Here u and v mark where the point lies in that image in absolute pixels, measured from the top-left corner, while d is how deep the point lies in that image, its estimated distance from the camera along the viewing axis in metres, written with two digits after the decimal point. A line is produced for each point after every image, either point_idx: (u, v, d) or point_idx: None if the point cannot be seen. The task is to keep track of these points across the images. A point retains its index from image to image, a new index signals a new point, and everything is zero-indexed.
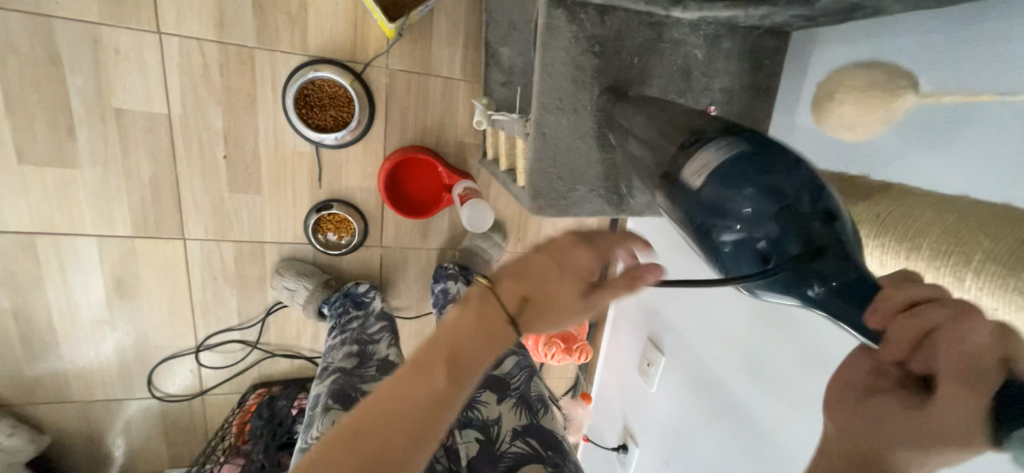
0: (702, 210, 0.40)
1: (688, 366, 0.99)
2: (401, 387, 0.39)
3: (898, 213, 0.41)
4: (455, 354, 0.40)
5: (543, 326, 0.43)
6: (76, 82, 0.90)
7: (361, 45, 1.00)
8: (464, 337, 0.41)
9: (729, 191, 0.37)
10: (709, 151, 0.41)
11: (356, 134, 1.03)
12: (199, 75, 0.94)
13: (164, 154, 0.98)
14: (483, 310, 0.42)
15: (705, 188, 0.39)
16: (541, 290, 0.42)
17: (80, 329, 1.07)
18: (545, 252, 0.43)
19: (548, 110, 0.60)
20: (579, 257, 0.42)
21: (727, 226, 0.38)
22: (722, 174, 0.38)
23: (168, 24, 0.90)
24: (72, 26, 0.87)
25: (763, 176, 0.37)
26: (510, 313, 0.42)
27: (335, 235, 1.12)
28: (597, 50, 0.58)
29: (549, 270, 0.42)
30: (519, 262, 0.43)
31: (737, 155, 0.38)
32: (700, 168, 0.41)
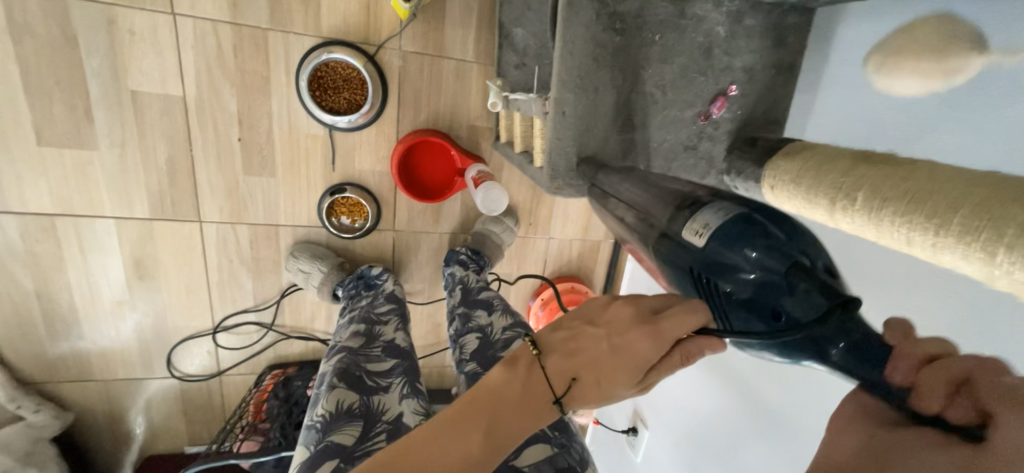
0: (706, 268, 0.44)
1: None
2: (440, 439, 0.39)
3: (923, 190, 0.41)
4: (498, 419, 0.40)
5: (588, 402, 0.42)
6: (92, 63, 0.90)
7: (374, 27, 0.99)
8: (509, 402, 0.41)
9: (732, 252, 0.41)
10: (708, 215, 0.45)
11: (369, 117, 1.03)
12: (213, 56, 0.94)
13: (180, 136, 0.99)
14: (530, 377, 0.42)
15: (711, 247, 0.43)
16: (589, 368, 0.41)
17: (101, 310, 1.10)
18: (603, 327, 0.44)
19: (568, 88, 0.59)
20: (633, 342, 0.41)
21: (735, 279, 0.41)
22: (727, 238, 0.42)
23: (182, 4, 0.90)
24: (87, 6, 0.87)
25: (767, 241, 0.40)
26: (558, 390, 0.41)
27: (348, 219, 1.13)
28: (618, 27, 0.58)
29: (600, 342, 0.42)
30: (571, 336, 0.44)
31: (735, 218, 0.42)
32: (697, 233, 0.45)
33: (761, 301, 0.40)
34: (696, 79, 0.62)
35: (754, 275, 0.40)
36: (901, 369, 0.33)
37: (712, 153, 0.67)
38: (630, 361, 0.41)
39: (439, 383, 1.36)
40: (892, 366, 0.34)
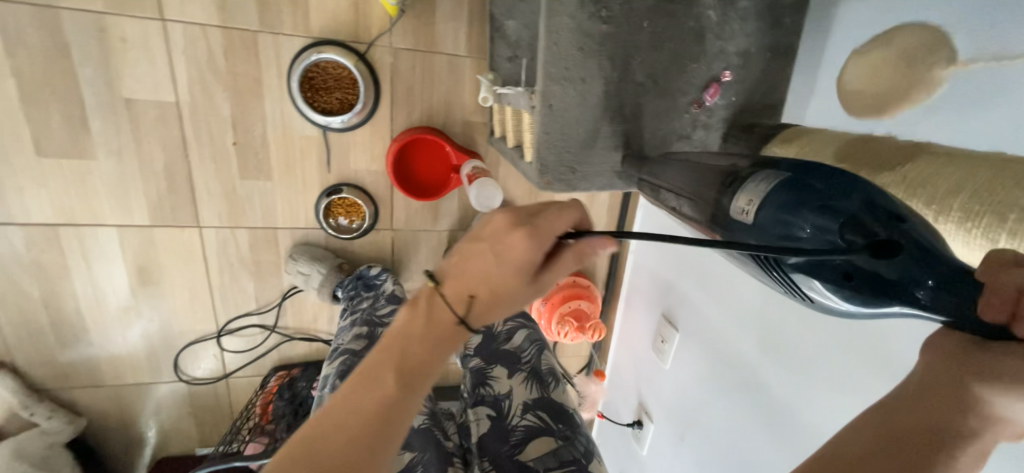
0: (760, 235, 0.40)
1: (704, 342, 0.98)
2: (360, 388, 0.43)
3: (921, 174, 0.39)
4: (408, 354, 0.45)
5: (494, 317, 0.46)
6: (86, 73, 0.91)
7: (364, 25, 0.98)
8: (415, 338, 0.45)
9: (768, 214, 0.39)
10: (751, 187, 0.42)
11: (362, 116, 1.02)
12: (204, 61, 0.94)
13: (176, 142, 0.99)
14: (431, 310, 0.46)
15: (761, 215, 0.40)
16: (481, 284, 0.45)
17: (107, 317, 1.11)
18: (486, 240, 0.46)
19: (554, 80, 0.58)
20: (513, 243, 0.44)
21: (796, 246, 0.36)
22: (778, 202, 0.38)
23: (172, 10, 0.90)
24: (77, 15, 0.87)
25: (814, 196, 0.37)
26: (458, 311, 0.45)
27: (346, 219, 1.12)
28: (604, 15, 0.56)
29: (488, 259, 0.45)
30: (461, 260, 0.47)
31: (780, 184, 0.39)
32: (749, 199, 0.41)
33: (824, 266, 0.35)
34: (688, 65, 0.61)
35: (817, 236, 0.35)
36: (991, 304, 0.27)
37: (708, 142, 0.65)
38: (519, 265, 0.44)
39: (444, 380, 1.36)
40: (986, 303, 0.27)
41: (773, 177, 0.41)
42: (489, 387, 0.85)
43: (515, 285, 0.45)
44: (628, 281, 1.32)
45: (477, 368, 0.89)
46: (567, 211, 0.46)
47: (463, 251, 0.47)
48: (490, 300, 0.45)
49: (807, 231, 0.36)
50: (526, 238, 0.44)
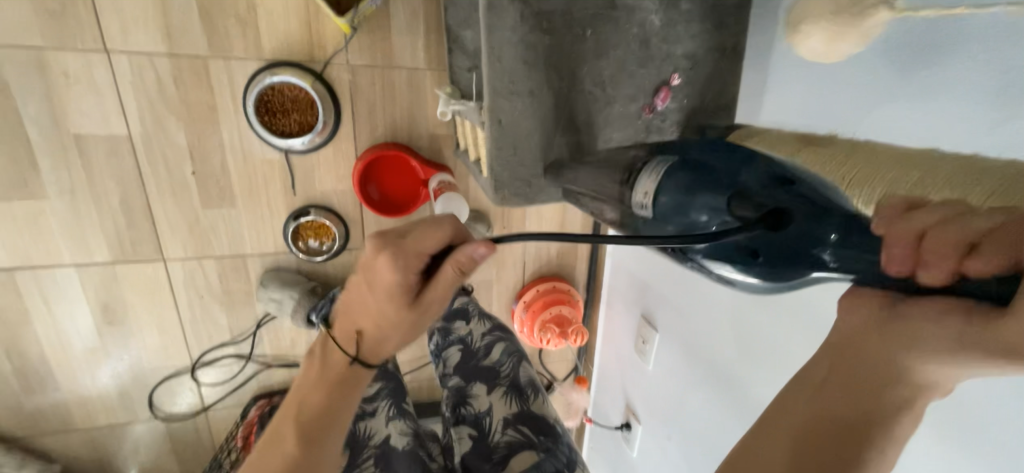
0: (669, 221, 0.43)
1: (682, 342, 0.98)
2: (269, 447, 0.50)
3: (859, 176, 0.39)
4: (307, 405, 0.51)
5: (381, 350, 0.51)
6: (30, 110, 0.88)
7: (318, 44, 0.96)
8: (312, 389, 0.52)
9: (665, 196, 0.43)
10: (647, 172, 0.45)
11: (324, 136, 1.00)
12: (154, 91, 0.91)
13: (132, 176, 0.96)
14: (326, 360, 0.53)
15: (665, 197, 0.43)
16: (364, 321, 0.50)
17: (74, 359, 1.08)
18: (362, 274, 0.49)
19: (500, 95, 0.57)
20: (379, 271, 0.46)
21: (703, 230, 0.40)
22: (679, 185, 0.43)
23: (115, 41, 0.87)
24: (15, 52, 0.84)
25: (710, 182, 0.41)
26: (348, 352, 0.52)
27: (316, 241, 1.10)
28: (546, 27, 0.55)
29: (363, 293, 0.49)
30: (346, 307, 0.53)
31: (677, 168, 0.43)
32: (651, 181, 0.44)
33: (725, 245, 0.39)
34: (635, 71, 0.60)
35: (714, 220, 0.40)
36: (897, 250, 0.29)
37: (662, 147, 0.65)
38: (388, 293, 0.46)
39: (430, 395, 1.34)
40: (891, 256, 0.29)
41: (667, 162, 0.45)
42: (470, 406, 0.83)
43: (391, 314, 0.47)
44: (608, 282, 1.31)
45: (458, 388, 0.87)
46: (434, 228, 0.46)
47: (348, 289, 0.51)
48: (373, 336, 0.50)
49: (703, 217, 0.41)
50: (387, 264, 0.45)
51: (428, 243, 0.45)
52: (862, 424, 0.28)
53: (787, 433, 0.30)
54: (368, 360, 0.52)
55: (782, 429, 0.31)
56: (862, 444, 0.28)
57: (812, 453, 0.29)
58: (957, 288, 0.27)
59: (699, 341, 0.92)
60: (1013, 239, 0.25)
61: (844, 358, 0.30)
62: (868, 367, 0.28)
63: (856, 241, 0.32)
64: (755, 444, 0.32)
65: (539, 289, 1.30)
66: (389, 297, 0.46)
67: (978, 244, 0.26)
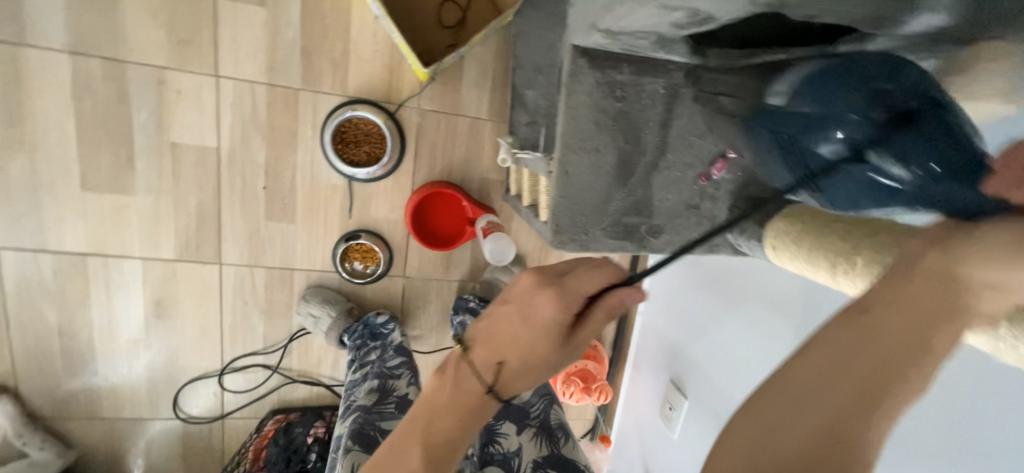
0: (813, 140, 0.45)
1: (710, 410, 0.96)
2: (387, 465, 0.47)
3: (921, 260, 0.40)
4: (430, 431, 0.47)
5: (518, 387, 0.46)
6: (141, 117, 0.99)
7: (396, 88, 1.07)
8: (441, 416, 0.47)
9: (804, 108, 0.46)
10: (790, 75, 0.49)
11: (387, 169, 1.08)
12: (249, 112, 1.02)
13: (211, 184, 1.05)
14: (456, 383, 0.47)
15: (806, 109, 0.46)
16: (511, 351, 0.46)
17: (118, 347, 1.12)
18: (513, 301, 0.47)
19: (571, 149, 0.62)
20: (541, 303, 0.45)
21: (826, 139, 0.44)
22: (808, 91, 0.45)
23: (226, 68, 0.99)
24: (142, 68, 0.96)
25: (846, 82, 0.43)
26: (487, 382, 0.46)
27: (360, 264, 1.15)
28: (618, 95, 0.61)
29: (516, 319, 0.46)
30: (490, 323, 0.48)
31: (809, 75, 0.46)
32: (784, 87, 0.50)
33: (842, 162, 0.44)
34: (696, 141, 0.65)
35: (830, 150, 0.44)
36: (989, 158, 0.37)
37: (716, 211, 0.68)
38: (546, 328, 0.45)
39: None
40: (991, 179, 0.35)
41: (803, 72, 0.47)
42: (498, 445, 0.81)
43: (545, 348, 0.45)
44: (637, 342, 1.30)
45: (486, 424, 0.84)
46: (595, 271, 0.47)
47: (492, 316, 0.49)
48: (518, 369, 0.46)
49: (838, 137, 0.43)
50: (553, 298, 0.45)
51: (590, 284, 0.46)
52: (904, 362, 0.28)
53: (819, 365, 0.29)
54: (502, 394, 0.47)
55: (813, 361, 0.29)
56: (895, 384, 0.28)
57: (851, 387, 0.28)
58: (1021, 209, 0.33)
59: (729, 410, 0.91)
60: None
61: (886, 302, 0.30)
62: (918, 308, 0.29)
63: (945, 176, 0.37)
64: (782, 368, 0.31)
65: None
66: (545, 330, 0.45)
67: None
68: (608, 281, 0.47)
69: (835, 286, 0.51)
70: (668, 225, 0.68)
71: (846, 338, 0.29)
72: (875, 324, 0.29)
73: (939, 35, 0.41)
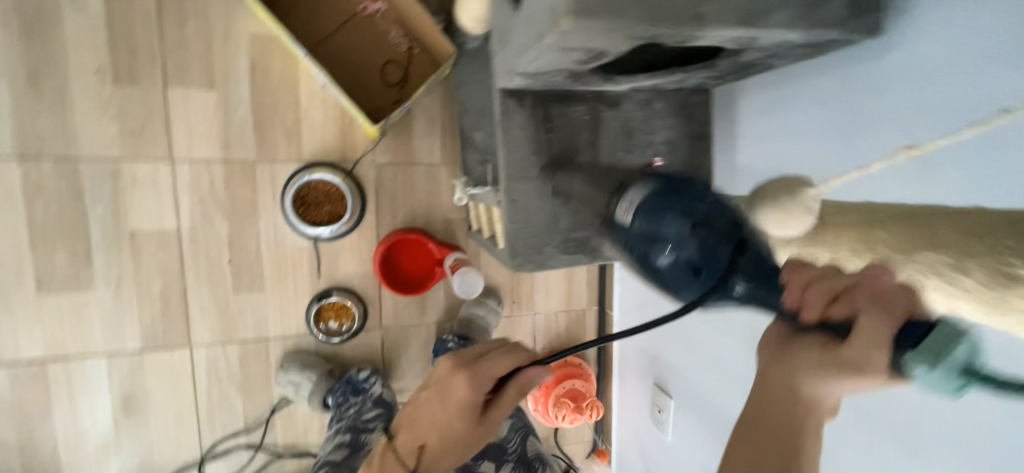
0: (657, 247, 0.52)
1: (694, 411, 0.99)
2: None
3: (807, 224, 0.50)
4: None
5: (440, 470, 0.50)
6: (96, 211, 0.99)
7: (350, 148, 1.11)
8: None
9: (640, 224, 0.55)
10: (629, 194, 0.58)
11: (350, 225, 1.11)
12: (206, 190, 1.04)
13: (174, 266, 1.05)
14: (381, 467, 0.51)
15: (639, 222, 0.55)
16: (430, 434, 0.50)
17: (87, 454, 1.06)
18: (433, 386, 0.52)
19: (514, 179, 0.69)
20: (455, 385, 0.50)
21: (662, 252, 0.52)
22: (647, 207, 0.55)
23: (180, 151, 1.02)
24: (95, 164, 0.98)
25: (672, 208, 0.53)
26: (408, 464, 0.50)
27: (336, 323, 1.15)
28: (548, 125, 0.68)
29: (434, 403, 0.51)
30: (414, 408, 0.53)
31: (650, 194, 0.56)
32: (628, 208, 0.57)
33: (694, 263, 0.48)
34: (623, 156, 0.73)
35: (675, 261, 0.50)
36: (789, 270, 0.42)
37: None
38: (461, 408, 0.50)
39: None
40: (789, 284, 0.41)
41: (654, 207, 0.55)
42: None
43: (460, 427, 0.50)
44: (619, 353, 1.33)
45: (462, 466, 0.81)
46: (508, 353, 0.52)
47: (416, 402, 0.54)
48: (437, 452, 0.50)
49: (665, 259, 0.51)
50: (465, 380, 0.50)
51: (501, 367, 0.50)
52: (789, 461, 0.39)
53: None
54: None
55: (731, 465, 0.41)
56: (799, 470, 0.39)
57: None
58: (827, 324, 0.39)
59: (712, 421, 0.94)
60: (863, 299, 0.37)
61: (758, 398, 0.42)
62: (783, 421, 0.40)
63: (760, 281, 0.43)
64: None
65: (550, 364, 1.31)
66: (459, 411, 0.50)
67: (839, 296, 0.38)
68: (519, 360, 0.52)
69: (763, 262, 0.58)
70: None
71: (745, 446, 0.41)
72: (757, 434, 0.41)
73: (789, 43, 0.50)
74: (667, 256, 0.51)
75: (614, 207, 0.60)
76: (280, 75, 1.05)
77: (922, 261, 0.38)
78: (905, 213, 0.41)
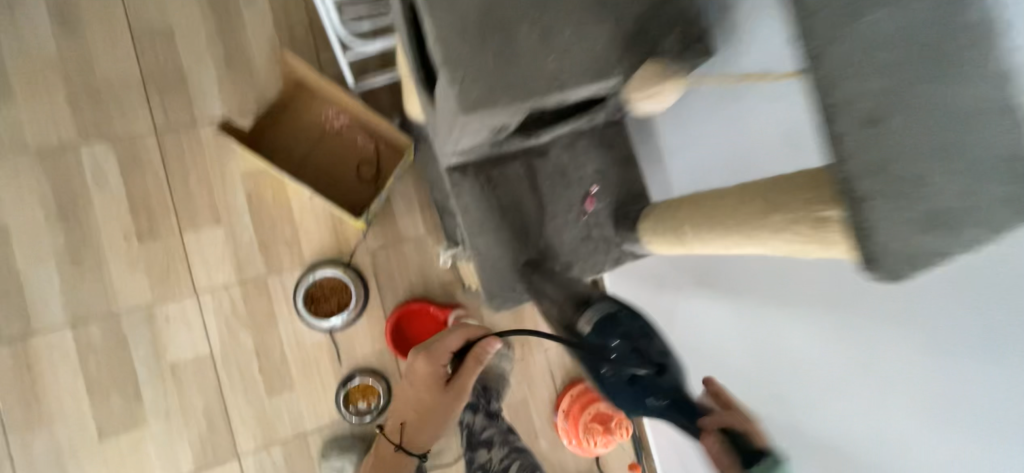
0: (599, 359, 0.67)
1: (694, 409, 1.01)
2: None
3: (704, 212, 0.61)
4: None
5: (421, 424, 0.74)
6: (140, 353, 1.13)
7: (344, 242, 1.25)
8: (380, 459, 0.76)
9: (596, 339, 0.69)
10: (590, 312, 0.73)
11: (357, 310, 1.22)
12: (229, 312, 1.18)
13: (213, 386, 1.16)
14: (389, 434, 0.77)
15: (596, 339, 0.69)
16: (410, 403, 0.75)
17: None
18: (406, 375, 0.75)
19: (476, 236, 0.81)
20: (419, 368, 0.72)
21: (606, 358, 0.66)
22: (603, 329, 0.69)
23: (202, 284, 1.16)
24: (133, 312, 1.13)
25: (624, 334, 0.69)
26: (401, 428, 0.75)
27: (363, 402, 1.22)
28: (492, 185, 0.81)
29: (409, 385, 0.74)
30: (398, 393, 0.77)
31: (605, 316, 0.71)
32: (587, 324, 0.71)
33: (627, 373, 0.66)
34: (563, 193, 0.85)
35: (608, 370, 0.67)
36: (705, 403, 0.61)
37: (604, 233, 0.87)
38: (425, 382, 0.72)
39: None
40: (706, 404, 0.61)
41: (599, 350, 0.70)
42: None
43: (428, 394, 0.72)
44: None
45: None
46: (454, 334, 0.73)
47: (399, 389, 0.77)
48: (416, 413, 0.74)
49: (605, 369, 0.66)
50: (423, 358, 0.72)
51: (451, 345, 0.72)
52: None
53: None
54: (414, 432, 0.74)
55: None
56: None
57: None
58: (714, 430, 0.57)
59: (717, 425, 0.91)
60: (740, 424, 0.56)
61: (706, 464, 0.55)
62: None
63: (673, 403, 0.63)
64: None
65: (572, 394, 1.34)
66: (426, 380, 0.73)
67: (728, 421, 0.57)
68: (464, 338, 0.73)
69: (691, 251, 0.68)
70: (575, 258, 0.86)
71: None
72: None
73: (648, 79, 0.62)
74: (605, 368, 0.67)
75: (577, 319, 0.74)
76: (272, 197, 1.21)
77: (780, 221, 0.48)
78: (765, 185, 0.51)
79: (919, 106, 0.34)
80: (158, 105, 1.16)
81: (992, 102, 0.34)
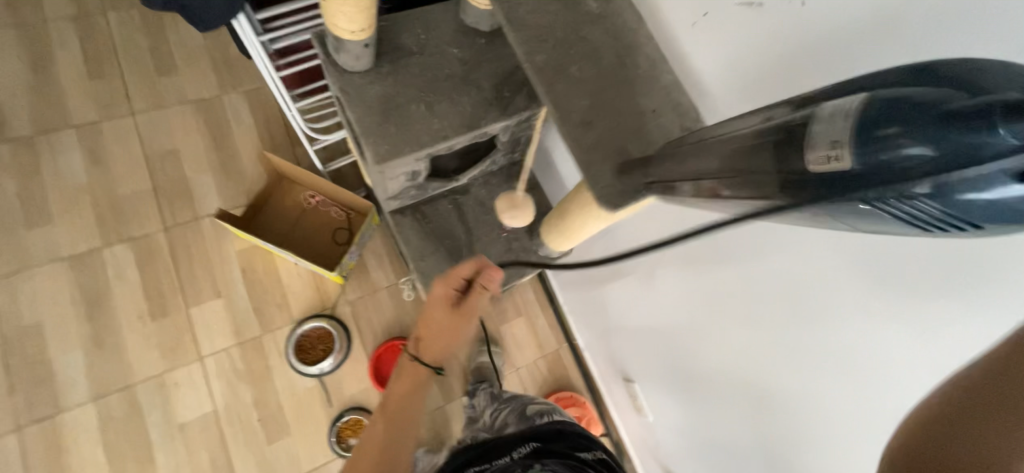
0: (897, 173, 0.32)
1: (657, 379, 1.18)
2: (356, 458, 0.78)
3: (571, 202, 0.86)
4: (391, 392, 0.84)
5: (432, 348, 0.84)
6: (153, 419, 1.28)
7: (326, 297, 1.46)
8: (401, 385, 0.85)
9: (902, 152, 0.31)
10: (823, 134, 0.35)
11: (342, 354, 1.40)
12: (230, 370, 1.35)
13: (217, 440, 1.30)
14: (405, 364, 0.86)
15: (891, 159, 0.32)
16: (421, 330, 0.85)
17: None
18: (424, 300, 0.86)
19: (418, 259, 1.04)
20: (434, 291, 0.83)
21: (899, 160, 0.31)
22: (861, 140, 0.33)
23: (206, 349, 1.35)
24: (148, 382, 1.30)
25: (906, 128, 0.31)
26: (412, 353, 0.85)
27: (355, 438, 1.36)
28: (426, 220, 1.07)
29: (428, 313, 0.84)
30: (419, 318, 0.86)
31: (861, 118, 0.33)
32: (830, 154, 0.35)
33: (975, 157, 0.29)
34: (485, 218, 1.09)
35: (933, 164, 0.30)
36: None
37: (523, 243, 1.09)
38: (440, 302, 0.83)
39: None
40: None
41: (899, 92, 0.33)
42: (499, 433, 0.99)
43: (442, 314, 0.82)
44: (598, 374, 1.50)
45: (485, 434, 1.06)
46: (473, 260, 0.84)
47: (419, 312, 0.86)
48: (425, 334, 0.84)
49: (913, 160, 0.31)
50: (440, 285, 0.83)
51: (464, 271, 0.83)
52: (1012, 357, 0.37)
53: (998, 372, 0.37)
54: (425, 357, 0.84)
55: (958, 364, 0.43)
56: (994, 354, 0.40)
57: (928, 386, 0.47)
58: None
59: (697, 386, 1.04)
60: None
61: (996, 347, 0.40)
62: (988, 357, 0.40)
63: None
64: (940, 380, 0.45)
65: None
66: (440, 302, 0.83)
67: None
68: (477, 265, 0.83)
69: (582, 233, 0.91)
70: (501, 267, 1.07)
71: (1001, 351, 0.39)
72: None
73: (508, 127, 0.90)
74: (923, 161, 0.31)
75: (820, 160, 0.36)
76: (264, 268, 1.44)
77: None
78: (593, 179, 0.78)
79: (609, 114, 0.60)
80: (168, 207, 1.44)
81: (645, 109, 0.61)
